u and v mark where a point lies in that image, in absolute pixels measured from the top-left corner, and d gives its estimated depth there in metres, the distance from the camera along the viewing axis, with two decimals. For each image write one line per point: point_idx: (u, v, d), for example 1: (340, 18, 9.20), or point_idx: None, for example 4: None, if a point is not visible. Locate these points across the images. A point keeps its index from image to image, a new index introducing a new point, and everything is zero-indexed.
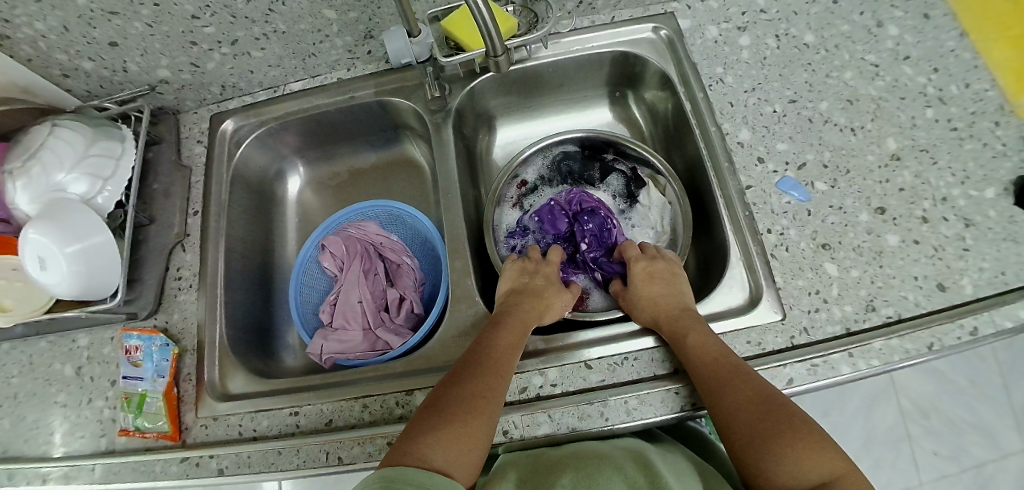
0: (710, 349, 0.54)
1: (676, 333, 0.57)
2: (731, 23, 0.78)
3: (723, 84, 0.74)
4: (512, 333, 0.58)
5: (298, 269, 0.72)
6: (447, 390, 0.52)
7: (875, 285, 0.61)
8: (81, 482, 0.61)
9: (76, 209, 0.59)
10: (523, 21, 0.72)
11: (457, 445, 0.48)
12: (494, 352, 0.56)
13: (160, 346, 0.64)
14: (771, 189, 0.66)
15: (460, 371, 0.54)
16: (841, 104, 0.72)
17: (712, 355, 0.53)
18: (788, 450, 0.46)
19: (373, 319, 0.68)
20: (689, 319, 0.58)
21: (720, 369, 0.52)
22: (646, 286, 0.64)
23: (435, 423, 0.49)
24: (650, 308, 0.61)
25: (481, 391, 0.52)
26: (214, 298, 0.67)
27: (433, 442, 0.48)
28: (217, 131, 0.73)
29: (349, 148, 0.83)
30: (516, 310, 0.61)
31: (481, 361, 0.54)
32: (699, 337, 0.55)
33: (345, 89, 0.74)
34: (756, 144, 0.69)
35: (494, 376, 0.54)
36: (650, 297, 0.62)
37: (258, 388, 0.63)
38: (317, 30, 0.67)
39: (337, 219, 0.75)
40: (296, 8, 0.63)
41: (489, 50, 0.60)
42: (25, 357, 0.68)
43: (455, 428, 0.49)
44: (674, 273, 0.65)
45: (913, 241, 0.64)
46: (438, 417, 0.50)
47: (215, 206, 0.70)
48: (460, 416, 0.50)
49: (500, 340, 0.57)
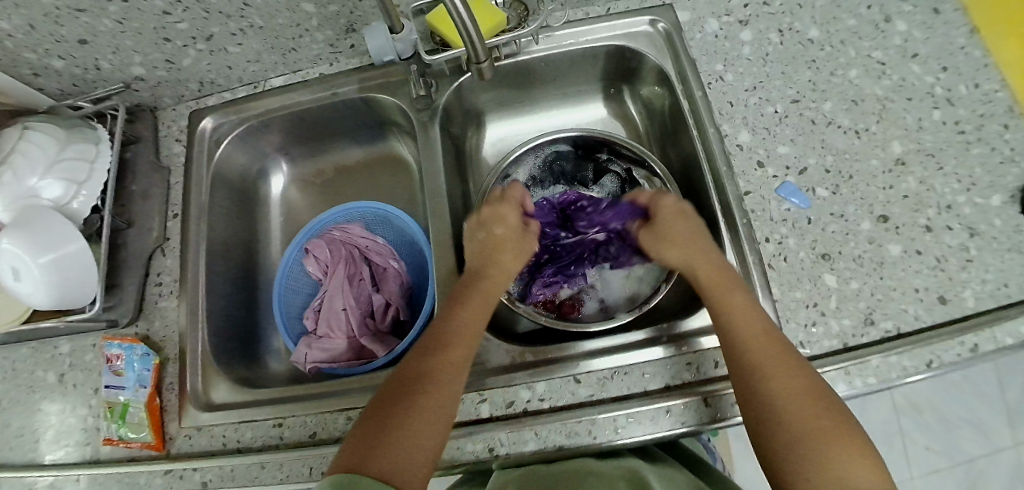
0: (753, 333, 0.51)
1: (724, 313, 0.54)
2: (732, 16, 0.74)
3: (723, 82, 0.71)
4: (468, 318, 0.56)
5: (282, 273, 0.70)
6: (404, 387, 0.50)
7: (874, 298, 0.60)
8: None
9: (51, 218, 0.57)
10: (512, 15, 0.69)
11: (412, 447, 0.47)
12: (450, 341, 0.53)
13: (142, 355, 0.62)
14: (770, 195, 0.63)
15: (416, 362, 0.52)
16: (846, 105, 0.69)
17: (768, 343, 0.50)
18: (835, 454, 0.45)
19: (358, 326, 0.66)
20: (737, 296, 0.54)
21: (772, 361, 0.49)
22: (674, 239, 0.61)
23: (388, 424, 0.48)
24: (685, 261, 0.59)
25: (436, 386, 0.50)
26: (196, 305, 0.65)
27: (386, 445, 0.46)
28: (195, 130, 0.70)
29: (334, 145, 0.80)
30: (476, 290, 0.58)
31: (435, 353, 0.52)
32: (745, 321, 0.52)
33: (328, 85, 0.71)
34: (756, 147, 0.66)
35: (449, 368, 0.52)
36: (679, 249, 0.60)
37: (243, 397, 0.62)
38: (296, 24, 0.63)
39: (322, 222, 0.72)
40: (272, 3, 0.59)
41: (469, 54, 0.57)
42: (7, 363, 0.67)
43: (407, 428, 0.47)
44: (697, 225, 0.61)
45: (915, 252, 0.62)
46: (391, 417, 0.48)
47: (195, 209, 0.68)
48: (412, 414, 0.48)
49: (455, 327, 0.55)
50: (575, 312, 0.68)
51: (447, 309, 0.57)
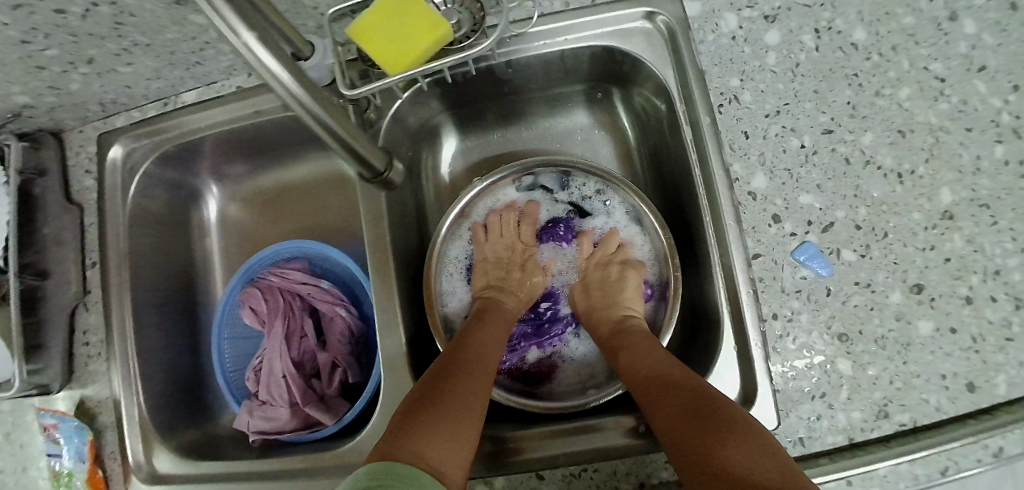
0: (647, 364, 0.51)
1: (624, 356, 0.54)
2: (755, 9, 0.59)
3: (739, 103, 0.57)
4: (492, 340, 0.55)
5: (219, 324, 0.61)
6: (437, 388, 0.47)
7: (893, 386, 0.52)
8: None
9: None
10: (465, 15, 0.54)
11: (452, 443, 0.43)
12: (477, 353, 0.52)
13: (76, 427, 0.58)
14: (785, 258, 0.52)
15: (445, 368, 0.49)
16: (890, 138, 0.56)
17: (655, 367, 0.50)
18: (733, 449, 0.40)
19: (303, 392, 0.58)
20: (638, 338, 0.54)
21: (659, 382, 0.48)
22: (605, 297, 0.60)
23: (428, 416, 0.44)
24: (602, 327, 0.58)
25: (471, 390, 0.47)
26: (126, 368, 0.59)
27: (427, 436, 0.42)
28: (105, 160, 0.59)
29: (274, 162, 0.68)
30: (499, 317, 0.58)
31: (464, 358, 0.50)
32: (639, 356, 0.52)
33: (250, 102, 0.58)
34: (772, 196, 0.54)
35: (480, 378, 0.49)
36: (609, 306, 0.59)
37: (183, 469, 0.57)
38: (191, 38, 0.51)
39: (257, 262, 0.63)
40: (152, 18, 0.47)
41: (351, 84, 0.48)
42: None
43: (448, 424, 0.43)
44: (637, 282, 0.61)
45: (949, 330, 0.53)
46: (428, 410, 0.44)
47: (114, 256, 0.59)
48: (452, 412, 0.45)
49: (482, 343, 0.53)
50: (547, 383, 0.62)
51: (471, 331, 0.56)
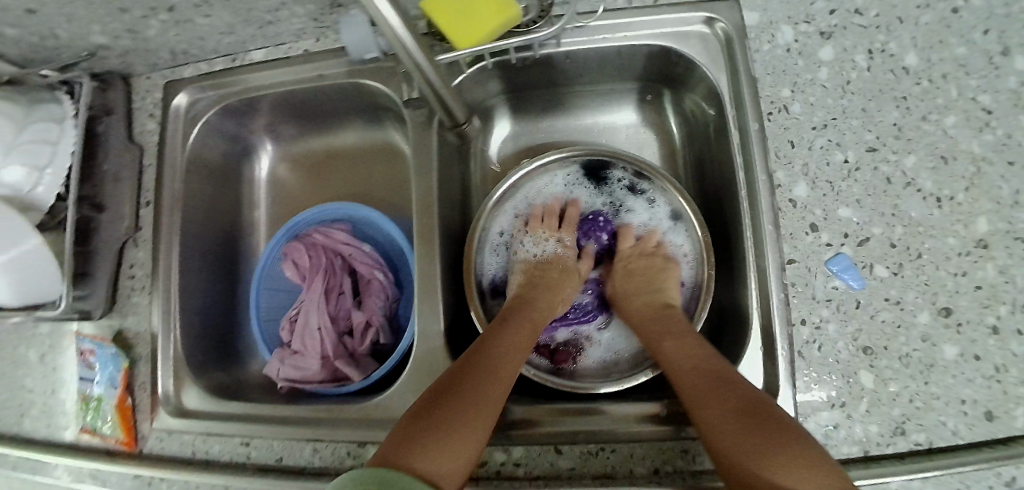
0: (688, 360, 0.50)
1: (664, 351, 0.53)
2: (813, 24, 0.60)
3: (788, 113, 0.58)
4: (514, 339, 0.53)
5: (259, 274, 0.64)
6: (450, 389, 0.46)
7: (912, 404, 0.52)
8: (48, 476, 0.63)
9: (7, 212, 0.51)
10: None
11: (456, 451, 0.42)
12: (498, 355, 0.50)
13: (112, 354, 0.60)
14: (818, 267, 0.53)
15: (462, 368, 0.48)
16: (932, 163, 0.56)
17: (698, 365, 0.49)
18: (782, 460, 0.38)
19: (334, 347, 0.60)
20: (681, 333, 0.53)
21: (702, 381, 0.47)
22: (639, 284, 0.61)
23: (436, 421, 0.43)
24: (639, 315, 0.59)
25: (484, 396, 0.46)
26: (166, 304, 0.61)
27: (432, 444, 0.41)
28: (168, 107, 0.63)
29: (326, 126, 0.70)
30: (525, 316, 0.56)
31: (482, 364, 0.48)
32: (680, 353, 0.51)
33: (315, 65, 0.60)
34: (812, 205, 0.55)
35: (496, 383, 0.48)
36: (643, 295, 0.60)
37: (211, 406, 0.60)
38: None
39: (302, 219, 0.65)
40: None
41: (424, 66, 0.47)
42: None
43: (455, 433, 0.43)
44: (669, 269, 0.62)
45: (972, 356, 0.53)
46: (437, 415, 0.43)
47: (167, 198, 0.62)
48: (462, 419, 0.44)
49: (504, 343, 0.52)
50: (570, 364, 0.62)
51: (494, 329, 0.54)
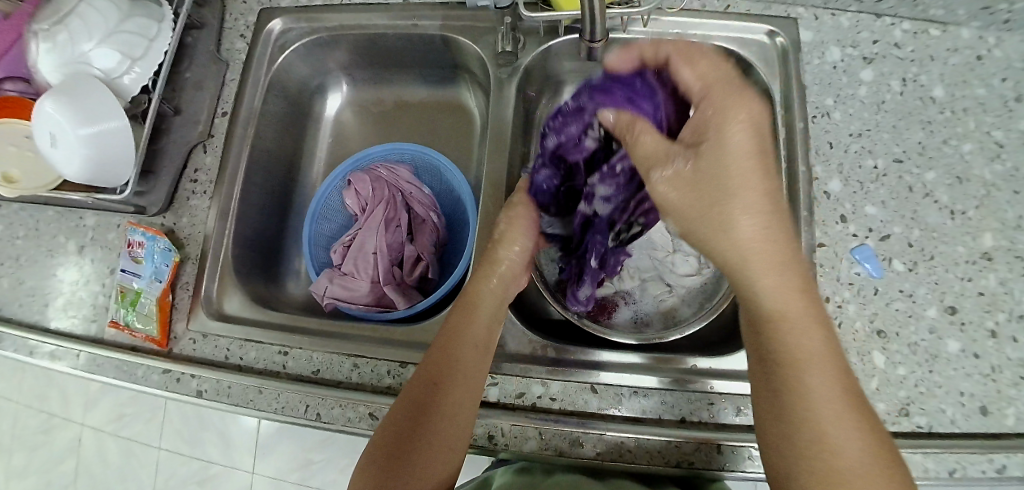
0: (808, 353, 0.39)
1: (779, 324, 0.40)
2: (858, 49, 0.67)
3: (829, 119, 0.65)
4: (478, 326, 0.51)
5: (319, 199, 0.68)
6: (417, 405, 0.47)
7: (917, 389, 0.57)
8: (64, 363, 0.61)
9: (98, 87, 0.54)
10: None
11: (435, 455, 0.45)
12: (460, 356, 0.49)
13: (163, 249, 0.61)
14: (844, 253, 0.60)
15: (426, 379, 0.49)
16: (949, 180, 0.62)
17: (825, 361, 0.39)
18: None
19: (384, 273, 0.63)
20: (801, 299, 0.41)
21: (820, 378, 0.39)
22: (724, 170, 0.43)
23: (409, 442, 0.46)
24: (744, 257, 0.42)
25: (450, 400, 0.47)
26: (226, 209, 0.63)
27: (411, 462, 0.45)
28: (261, 30, 0.67)
29: (399, 77, 0.76)
30: (481, 299, 0.54)
31: (451, 356, 0.49)
32: (801, 339, 0.40)
33: (411, 15, 0.66)
34: (845, 200, 0.62)
35: (461, 384, 0.48)
36: (741, 180, 0.42)
37: (253, 313, 0.61)
38: None
39: (370, 154, 0.69)
40: None
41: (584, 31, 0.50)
42: (33, 222, 0.68)
43: (430, 443, 0.46)
44: (752, 125, 0.43)
45: (973, 354, 0.58)
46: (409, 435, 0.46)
47: (246, 111, 0.65)
48: (433, 430, 0.46)
49: (464, 342, 0.50)
50: (603, 315, 0.65)
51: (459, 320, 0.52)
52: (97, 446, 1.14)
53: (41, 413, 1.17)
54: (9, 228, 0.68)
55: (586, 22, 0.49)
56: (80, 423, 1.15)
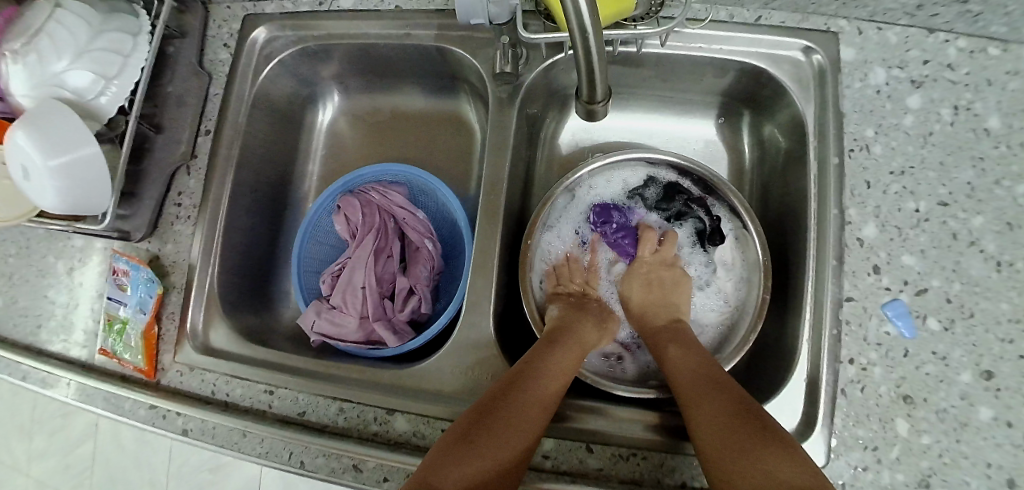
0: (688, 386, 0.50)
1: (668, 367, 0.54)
2: (906, 71, 0.60)
3: (868, 153, 0.58)
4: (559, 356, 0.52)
5: (307, 223, 0.64)
6: (488, 410, 0.46)
7: (941, 459, 0.52)
8: (57, 391, 0.61)
9: (68, 113, 0.51)
10: None
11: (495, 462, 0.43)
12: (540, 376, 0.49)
13: (147, 279, 0.59)
14: (872, 309, 0.54)
15: (501, 388, 0.48)
16: (998, 226, 0.56)
17: (696, 379, 0.50)
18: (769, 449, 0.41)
19: (374, 308, 0.60)
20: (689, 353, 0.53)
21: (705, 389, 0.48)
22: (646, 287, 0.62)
23: (473, 443, 0.43)
24: (646, 309, 0.61)
25: (522, 413, 0.46)
26: (210, 236, 0.60)
27: (468, 460, 0.42)
28: (245, 39, 0.62)
29: (396, 86, 0.70)
30: (570, 339, 0.55)
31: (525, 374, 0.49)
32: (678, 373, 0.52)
33: (403, 22, 0.60)
34: (878, 247, 0.56)
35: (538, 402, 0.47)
36: (640, 294, 0.62)
37: (238, 348, 0.59)
38: None
39: (362, 174, 0.64)
40: None
41: (581, 92, 0.46)
42: (26, 241, 0.67)
43: (494, 450, 0.43)
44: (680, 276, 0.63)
45: (1005, 422, 0.52)
46: (475, 436, 0.44)
47: (229, 129, 0.61)
48: (501, 437, 0.44)
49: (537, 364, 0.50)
50: (615, 360, 0.64)
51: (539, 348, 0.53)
52: (113, 432, 1.17)
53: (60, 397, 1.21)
54: (4, 247, 0.68)
55: (582, 83, 0.44)
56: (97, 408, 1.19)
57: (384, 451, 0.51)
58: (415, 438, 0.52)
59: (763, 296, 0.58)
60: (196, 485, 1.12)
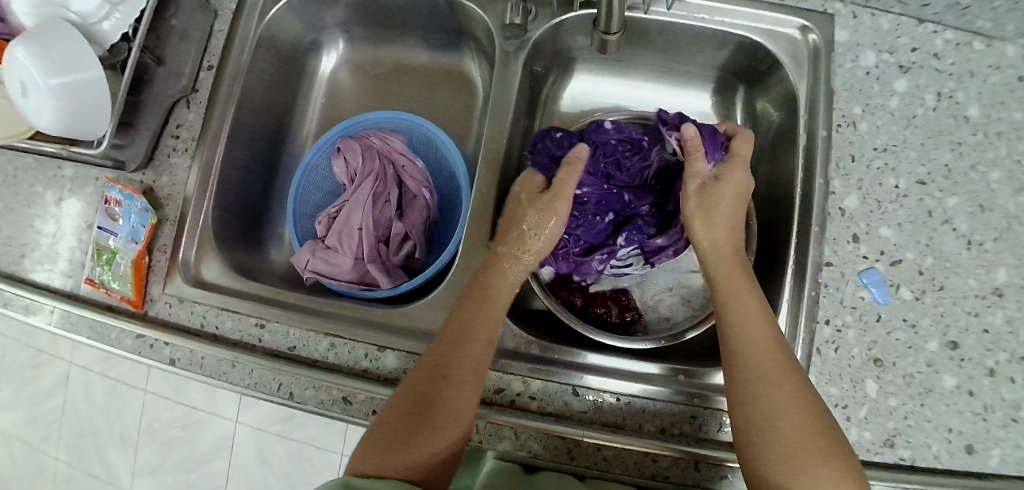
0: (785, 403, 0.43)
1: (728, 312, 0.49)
2: (895, 55, 0.62)
3: (854, 130, 0.60)
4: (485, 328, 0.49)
5: (306, 165, 0.65)
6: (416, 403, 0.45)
7: (905, 421, 0.54)
8: (39, 318, 0.60)
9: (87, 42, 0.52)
10: None
11: (432, 460, 0.43)
12: (464, 362, 0.47)
13: (140, 209, 0.59)
14: (850, 275, 0.57)
15: (422, 381, 0.47)
16: (971, 208, 0.58)
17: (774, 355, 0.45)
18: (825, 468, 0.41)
19: (369, 250, 0.62)
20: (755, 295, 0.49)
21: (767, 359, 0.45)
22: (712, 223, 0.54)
23: (408, 441, 0.43)
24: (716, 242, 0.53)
25: (449, 406, 0.45)
26: (208, 170, 0.60)
27: (403, 461, 0.42)
28: None
29: (401, 39, 0.72)
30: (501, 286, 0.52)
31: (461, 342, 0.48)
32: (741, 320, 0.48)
33: None
34: (859, 218, 0.58)
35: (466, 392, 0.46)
36: (705, 217, 0.54)
37: (230, 283, 0.59)
38: None
39: (364, 121, 0.65)
40: None
41: (598, 22, 0.50)
42: (12, 168, 0.65)
43: (428, 446, 0.44)
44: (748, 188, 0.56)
45: (966, 391, 0.55)
46: (410, 435, 0.44)
47: (233, 66, 0.61)
48: (430, 437, 0.44)
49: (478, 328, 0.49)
50: (633, 315, 0.63)
51: (461, 320, 0.49)
52: (85, 385, 1.15)
53: (31, 348, 1.18)
54: None
55: (600, 11, 0.48)
56: (69, 361, 1.16)
57: (373, 385, 0.52)
58: (404, 375, 0.53)
59: (748, 258, 0.60)
60: (167, 441, 1.10)
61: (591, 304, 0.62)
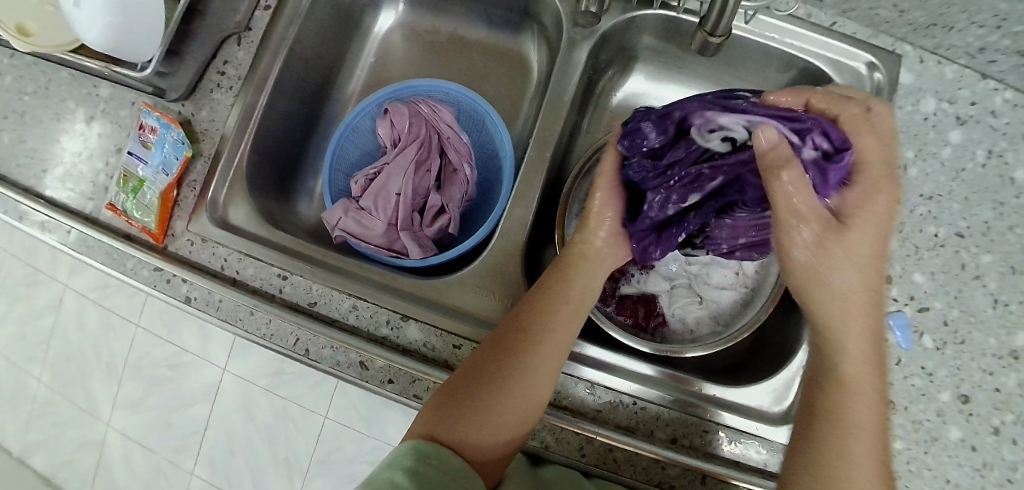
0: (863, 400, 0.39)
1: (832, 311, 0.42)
2: (954, 106, 0.62)
3: (904, 174, 0.60)
4: (560, 315, 0.47)
5: (349, 123, 0.63)
6: (483, 369, 0.46)
7: (908, 465, 0.54)
8: (54, 237, 0.58)
9: None
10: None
11: (480, 442, 0.43)
12: (535, 355, 0.45)
13: (175, 141, 0.57)
14: None
15: (479, 367, 0.46)
16: (1002, 268, 0.58)
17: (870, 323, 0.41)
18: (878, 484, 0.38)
19: (402, 218, 0.61)
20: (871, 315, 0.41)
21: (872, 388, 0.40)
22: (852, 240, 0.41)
23: (459, 421, 0.43)
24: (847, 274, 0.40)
25: (500, 407, 0.44)
26: (251, 112, 0.58)
27: (468, 431, 0.43)
28: None
29: (461, 10, 0.71)
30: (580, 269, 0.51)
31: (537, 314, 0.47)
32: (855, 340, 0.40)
33: None
34: (896, 261, 0.58)
35: (531, 382, 0.44)
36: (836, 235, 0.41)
37: (258, 230, 0.58)
38: None
39: (414, 86, 0.64)
40: None
41: (705, 22, 0.49)
42: (45, 79, 0.63)
43: (479, 430, 0.43)
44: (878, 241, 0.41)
45: (970, 446, 0.55)
46: (461, 413, 0.43)
47: (290, 9, 0.60)
48: (496, 410, 0.43)
49: (561, 303, 0.48)
50: (657, 321, 0.63)
51: (538, 304, 0.48)
52: (75, 310, 1.13)
53: (26, 265, 1.16)
54: (20, 81, 0.63)
55: (709, 13, 0.48)
56: (64, 283, 1.14)
57: (392, 354, 0.51)
58: (424, 349, 0.52)
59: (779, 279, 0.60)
60: (153, 378, 1.09)
61: (618, 308, 0.64)
